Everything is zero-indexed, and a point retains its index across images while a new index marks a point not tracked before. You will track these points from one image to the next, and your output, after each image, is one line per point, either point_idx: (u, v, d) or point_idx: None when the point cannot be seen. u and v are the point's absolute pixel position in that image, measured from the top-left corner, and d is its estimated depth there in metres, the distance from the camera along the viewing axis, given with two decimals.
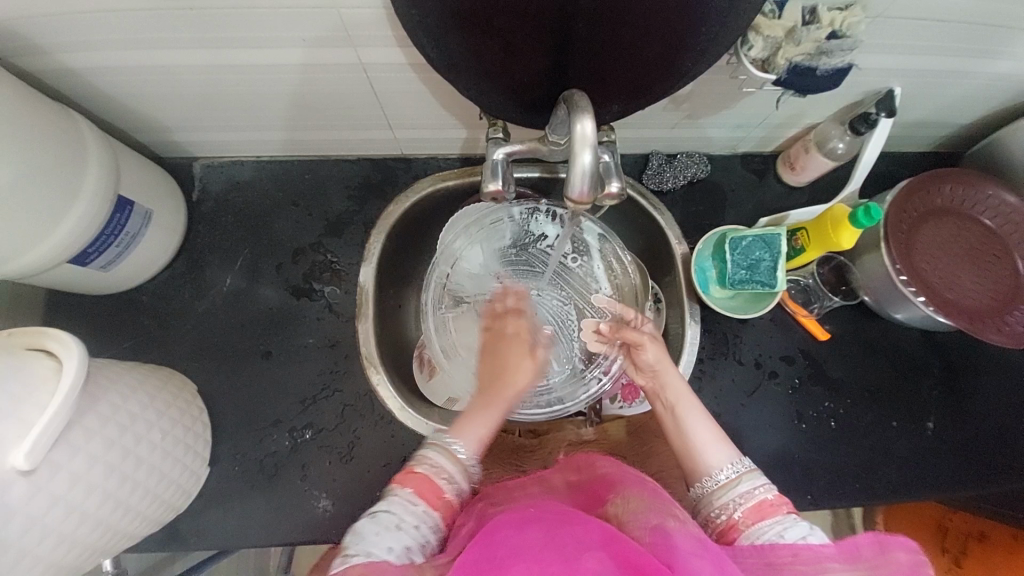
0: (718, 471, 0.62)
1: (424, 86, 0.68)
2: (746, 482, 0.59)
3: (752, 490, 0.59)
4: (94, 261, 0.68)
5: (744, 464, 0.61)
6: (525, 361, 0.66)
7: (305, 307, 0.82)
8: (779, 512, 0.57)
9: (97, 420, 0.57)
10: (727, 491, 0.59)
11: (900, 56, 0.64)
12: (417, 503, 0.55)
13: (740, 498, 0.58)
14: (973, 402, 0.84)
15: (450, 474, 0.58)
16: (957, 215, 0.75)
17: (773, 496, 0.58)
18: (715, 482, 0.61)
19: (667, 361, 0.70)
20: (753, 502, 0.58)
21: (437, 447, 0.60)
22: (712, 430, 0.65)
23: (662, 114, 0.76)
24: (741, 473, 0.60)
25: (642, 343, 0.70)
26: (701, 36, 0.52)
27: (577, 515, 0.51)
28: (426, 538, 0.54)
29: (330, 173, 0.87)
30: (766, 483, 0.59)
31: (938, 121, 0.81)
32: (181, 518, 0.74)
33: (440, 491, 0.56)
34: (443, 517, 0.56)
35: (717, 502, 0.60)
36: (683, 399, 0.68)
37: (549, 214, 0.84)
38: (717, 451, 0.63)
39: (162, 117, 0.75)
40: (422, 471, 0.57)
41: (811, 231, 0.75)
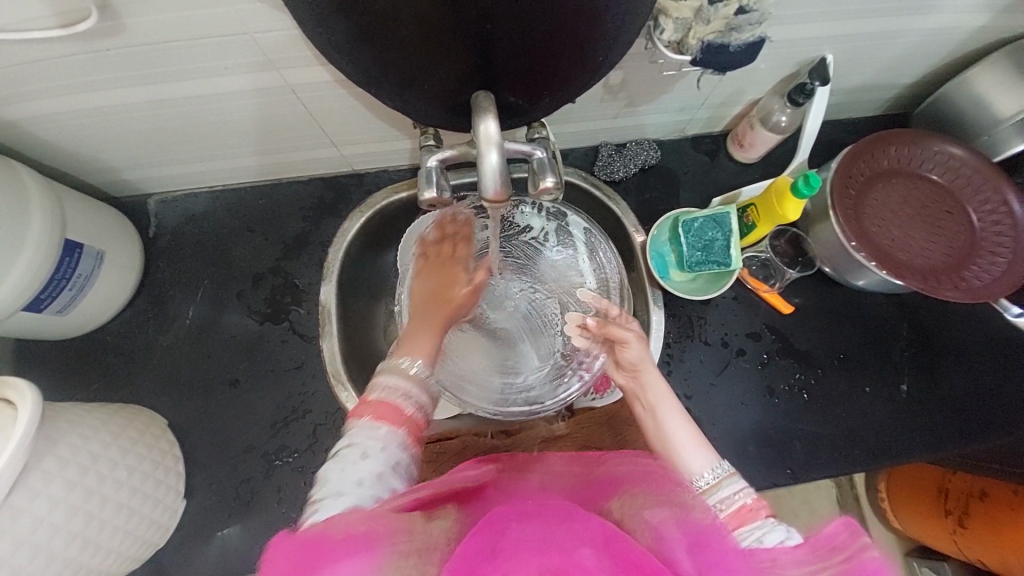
0: (700, 475, 0.61)
1: (358, 101, 0.69)
2: (726, 487, 0.59)
3: (732, 495, 0.58)
4: (49, 307, 0.68)
5: (724, 468, 0.61)
6: (467, 278, 0.72)
7: (269, 331, 0.82)
8: (760, 517, 0.56)
9: (57, 463, 0.57)
10: (710, 495, 0.59)
11: (824, 23, 0.64)
12: (379, 426, 0.56)
13: (723, 504, 0.58)
14: (947, 360, 0.83)
15: (408, 392, 0.59)
16: (904, 175, 0.75)
17: (753, 501, 0.57)
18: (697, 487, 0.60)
19: (650, 360, 0.69)
20: (733, 508, 0.57)
21: (392, 370, 0.61)
22: (691, 433, 0.65)
23: (601, 105, 0.76)
24: (722, 479, 0.60)
25: (626, 341, 0.68)
26: (608, 26, 0.53)
27: (575, 508, 0.48)
28: (398, 458, 0.56)
29: (284, 196, 0.88)
30: (744, 488, 0.59)
31: (880, 84, 0.81)
32: (162, 552, 0.74)
33: (401, 412, 0.58)
34: (407, 433, 0.58)
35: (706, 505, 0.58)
36: (664, 398, 0.67)
37: (534, 207, 0.84)
38: (696, 455, 0.63)
39: (107, 158, 0.76)
40: (378, 397, 0.58)
41: (760, 206, 0.75)
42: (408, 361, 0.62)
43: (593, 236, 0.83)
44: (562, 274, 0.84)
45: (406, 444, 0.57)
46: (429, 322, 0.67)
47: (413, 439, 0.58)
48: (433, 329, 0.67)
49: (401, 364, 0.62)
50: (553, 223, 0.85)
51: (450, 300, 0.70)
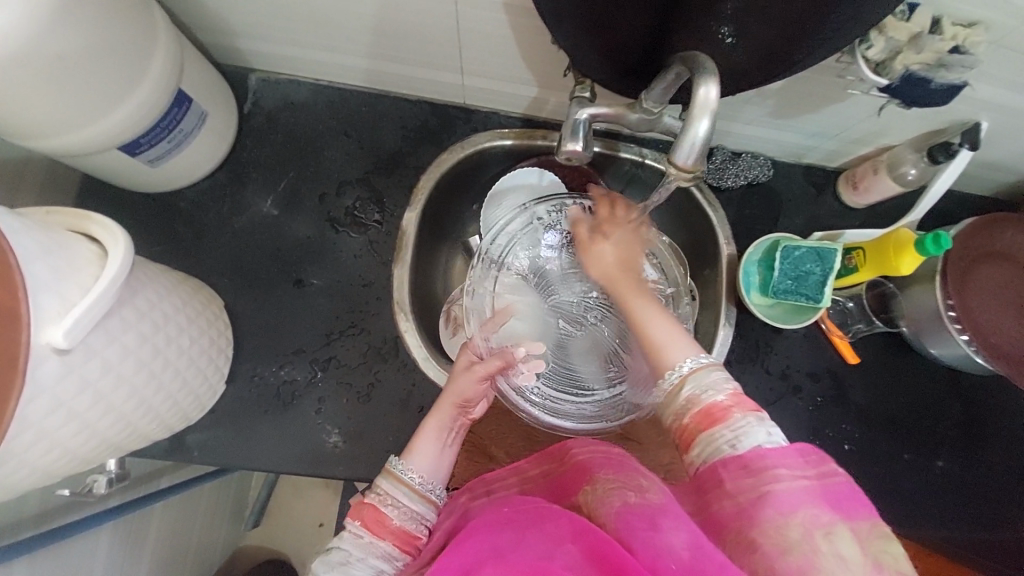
0: (683, 362, 0.55)
1: (512, 33, 0.65)
2: (693, 383, 0.54)
3: (702, 391, 0.53)
4: (144, 153, 0.66)
5: (702, 359, 0.55)
6: (472, 374, 0.66)
7: (343, 241, 0.80)
8: (732, 416, 0.50)
9: (133, 314, 0.55)
10: (690, 382, 0.54)
11: (1004, 88, 0.62)
12: (370, 541, 0.56)
13: (693, 399, 0.53)
14: (990, 449, 0.83)
15: (394, 498, 0.59)
16: (1014, 261, 0.74)
17: (727, 399, 0.52)
18: (677, 374, 0.55)
19: (623, 255, 0.66)
20: (702, 407, 0.52)
21: (394, 478, 0.60)
22: (672, 326, 0.59)
23: (744, 106, 0.73)
24: (689, 371, 0.54)
25: (588, 242, 0.67)
26: (826, 26, 0.49)
27: (548, 509, 0.48)
28: (386, 567, 0.56)
29: (386, 111, 0.84)
30: (721, 383, 0.53)
31: (1015, 166, 0.79)
32: (191, 430, 0.74)
33: (387, 521, 0.57)
34: (395, 544, 0.57)
35: (682, 397, 0.54)
36: (637, 291, 0.62)
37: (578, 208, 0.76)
38: (679, 345, 0.57)
39: (228, 18, 0.71)
40: (390, 513, 0.58)
41: (869, 252, 0.74)
42: (413, 473, 0.61)
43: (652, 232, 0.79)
44: None
45: (396, 555, 0.56)
46: (438, 422, 0.65)
47: (401, 549, 0.57)
48: (443, 431, 0.65)
49: (403, 471, 0.61)
50: None
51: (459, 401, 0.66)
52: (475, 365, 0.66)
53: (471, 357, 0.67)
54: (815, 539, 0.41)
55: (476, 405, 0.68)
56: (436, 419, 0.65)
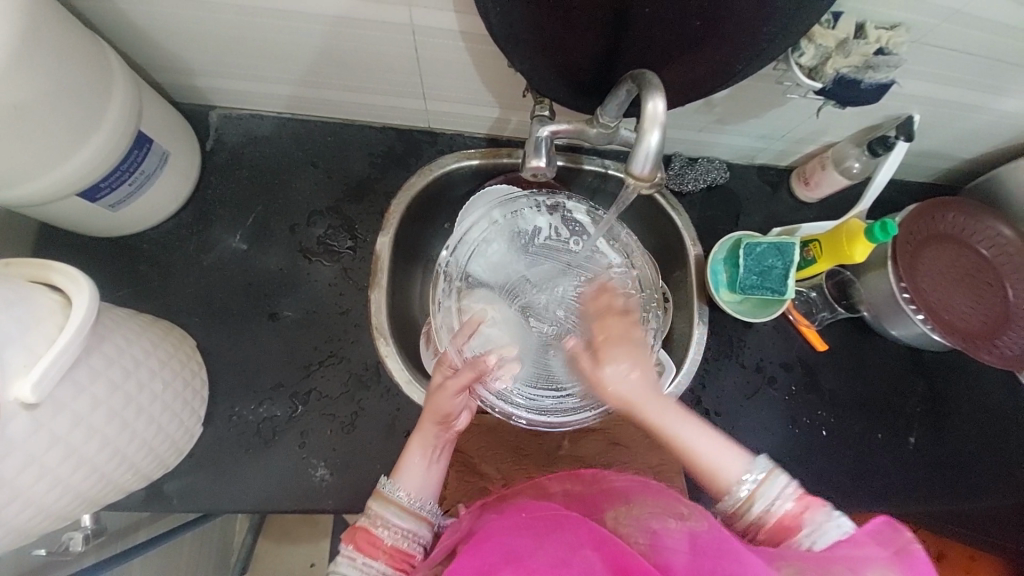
0: (743, 480, 0.55)
1: (470, 58, 0.68)
2: (767, 490, 0.54)
3: (773, 503, 0.53)
4: (104, 198, 0.65)
5: (762, 467, 0.55)
6: (452, 394, 0.64)
7: (316, 270, 0.80)
8: (805, 521, 0.52)
9: (102, 362, 0.54)
10: (758, 498, 0.54)
11: (926, 84, 0.68)
12: (365, 563, 0.57)
13: (763, 516, 0.53)
14: (955, 421, 0.87)
15: (387, 518, 0.60)
16: (955, 243, 0.79)
17: (795, 505, 0.53)
18: (743, 493, 0.54)
19: (632, 368, 0.58)
20: (775, 518, 0.53)
21: (384, 501, 0.61)
22: (710, 436, 0.57)
23: (695, 116, 0.77)
24: (763, 480, 0.54)
25: (597, 374, 0.59)
26: (762, 36, 0.53)
27: (565, 516, 0.49)
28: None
29: (352, 139, 0.85)
30: (787, 488, 0.54)
31: (947, 153, 0.85)
32: (169, 477, 0.71)
33: (379, 543, 0.58)
34: (387, 564, 0.58)
35: (751, 517, 0.54)
36: (663, 418, 0.57)
37: (535, 205, 0.82)
38: (729, 459, 0.56)
39: (187, 58, 0.71)
40: (381, 535, 0.59)
41: (824, 244, 0.78)
42: (402, 491, 0.61)
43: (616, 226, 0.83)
44: (588, 258, 0.83)
45: (389, 573, 0.58)
46: (421, 441, 0.65)
47: (396, 567, 0.58)
48: (428, 449, 0.65)
49: (391, 493, 0.61)
50: (557, 216, 0.83)
51: (445, 418, 0.65)
52: (448, 380, 0.65)
53: (446, 372, 0.66)
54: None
55: (458, 417, 0.67)
56: (419, 440, 0.64)
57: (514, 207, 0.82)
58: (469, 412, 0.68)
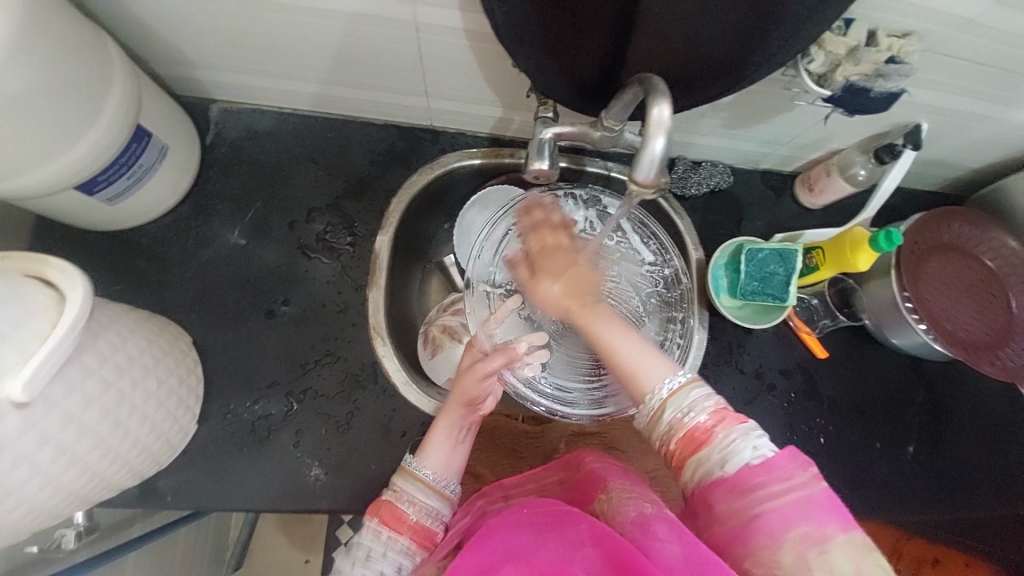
0: (660, 385, 0.53)
1: (474, 56, 0.67)
2: (685, 398, 0.51)
3: (687, 414, 0.51)
4: (100, 192, 0.64)
5: (683, 377, 0.53)
6: (482, 377, 0.65)
7: (314, 268, 0.79)
8: (716, 436, 0.49)
9: (95, 360, 0.53)
10: (672, 406, 0.52)
11: (936, 92, 0.67)
12: (389, 537, 0.58)
13: (676, 425, 0.51)
14: (954, 431, 0.87)
15: (412, 494, 0.61)
16: (960, 252, 0.78)
17: (709, 419, 0.50)
18: (658, 399, 0.53)
19: (558, 276, 0.60)
20: (685, 431, 0.51)
21: (409, 477, 0.62)
22: (640, 341, 0.57)
23: (700, 119, 0.76)
24: (685, 382, 0.53)
25: (532, 281, 0.62)
26: (772, 41, 0.52)
27: (567, 513, 0.49)
28: (404, 562, 0.57)
29: (353, 136, 0.84)
30: (705, 399, 0.51)
31: (954, 162, 0.84)
32: (162, 474, 0.71)
33: (404, 517, 0.59)
34: (411, 539, 0.58)
35: (662, 428, 0.52)
36: (596, 321, 0.58)
37: (573, 199, 0.80)
38: (655, 366, 0.55)
39: (187, 50, 0.70)
40: (406, 510, 0.59)
41: (827, 251, 0.78)
42: (427, 470, 0.62)
43: (650, 226, 0.82)
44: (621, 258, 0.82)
45: (413, 551, 0.58)
46: (446, 421, 0.66)
47: (420, 545, 0.59)
48: (454, 430, 0.66)
49: (418, 470, 0.62)
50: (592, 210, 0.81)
51: (473, 399, 0.66)
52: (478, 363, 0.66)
53: (474, 356, 0.68)
54: (811, 556, 0.43)
55: (484, 402, 0.67)
56: (445, 419, 0.65)
57: (551, 198, 0.80)
58: (495, 398, 0.69)
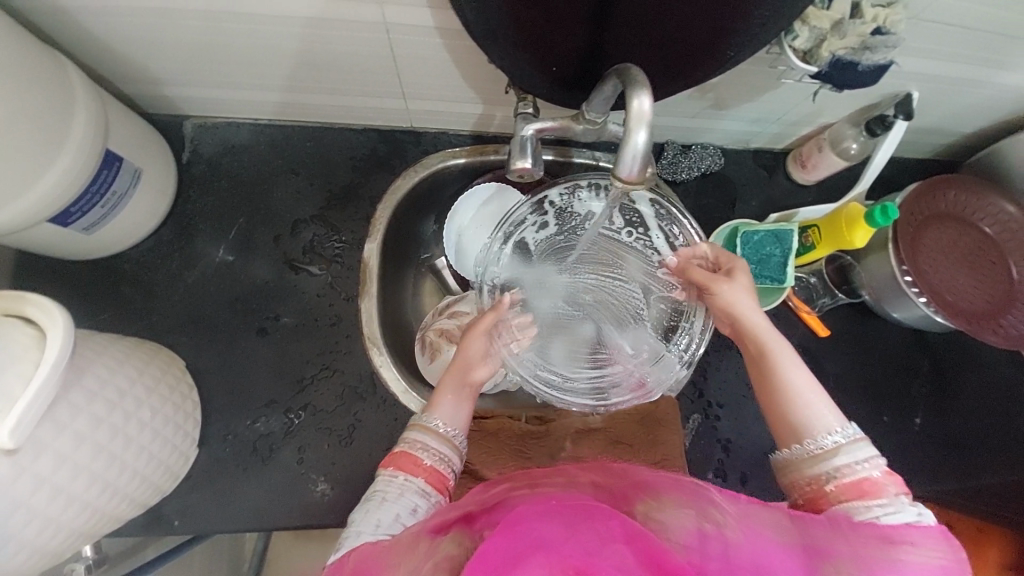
0: (826, 433, 0.55)
1: (448, 54, 0.65)
2: (851, 453, 0.53)
3: (857, 463, 0.52)
4: (76, 223, 0.63)
5: (854, 433, 0.54)
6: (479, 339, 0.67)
7: (304, 281, 0.78)
8: (885, 492, 0.51)
9: (83, 397, 0.52)
10: (846, 453, 0.53)
11: (925, 60, 0.65)
12: (405, 480, 0.58)
13: (841, 473, 0.52)
14: (960, 400, 0.86)
15: (425, 443, 0.60)
16: (959, 220, 0.76)
17: (881, 474, 0.52)
18: (820, 446, 0.54)
19: (750, 294, 0.64)
20: (853, 477, 0.52)
21: (421, 428, 0.62)
22: (809, 379, 0.59)
23: (686, 103, 0.74)
24: (850, 441, 0.53)
25: (712, 281, 0.64)
26: (753, 22, 0.50)
27: (595, 506, 0.42)
28: (420, 503, 0.57)
29: (334, 143, 0.82)
30: (874, 457, 0.53)
31: (948, 129, 0.82)
32: (166, 500, 0.70)
33: (420, 462, 0.59)
34: (426, 481, 0.58)
35: (821, 470, 0.53)
36: (779, 352, 0.60)
37: (593, 188, 0.71)
38: (823, 414, 0.56)
39: (153, 68, 0.68)
40: (422, 456, 0.59)
41: (823, 229, 0.76)
42: (437, 420, 0.62)
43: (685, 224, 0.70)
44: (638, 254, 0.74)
45: (430, 492, 0.58)
46: (452, 379, 0.66)
47: (434, 487, 0.58)
48: (461, 387, 0.66)
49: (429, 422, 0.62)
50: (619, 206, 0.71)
51: (478, 359, 0.67)
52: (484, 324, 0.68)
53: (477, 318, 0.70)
54: None
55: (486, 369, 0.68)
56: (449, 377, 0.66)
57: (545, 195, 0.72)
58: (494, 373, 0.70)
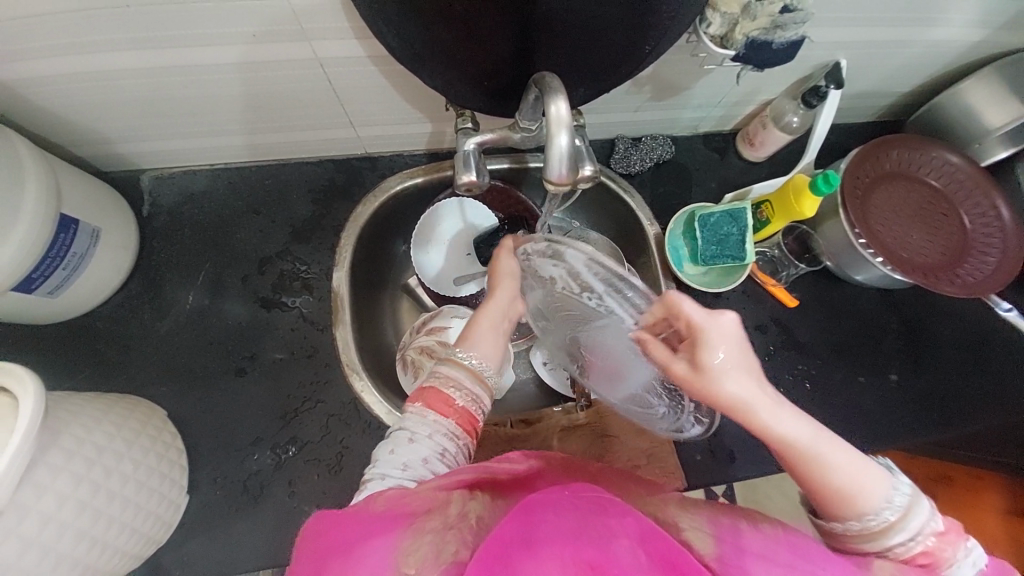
0: (878, 508, 0.46)
1: (386, 80, 0.67)
2: (902, 531, 0.45)
3: (913, 541, 0.44)
4: (40, 287, 0.63)
5: (902, 500, 0.45)
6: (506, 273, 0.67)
7: (277, 317, 0.79)
8: (949, 557, 0.44)
9: (61, 456, 0.53)
10: (901, 530, 0.45)
11: (845, 28, 0.67)
12: (436, 419, 0.54)
13: (900, 549, 0.45)
14: (934, 352, 0.88)
15: (460, 382, 0.57)
16: (905, 178, 0.79)
17: (937, 541, 0.44)
18: (873, 524, 0.45)
19: (727, 372, 0.48)
20: (909, 554, 0.44)
21: (455, 365, 0.58)
22: (839, 458, 0.47)
23: (626, 98, 0.76)
24: (898, 515, 0.45)
25: (672, 369, 0.51)
26: (662, 15, 0.53)
27: (610, 502, 0.43)
28: (448, 446, 0.53)
29: (291, 178, 0.84)
30: (930, 521, 0.45)
31: (884, 91, 0.84)
32: (162, 550, 0.71)
33: (452, 400, 0.55)
34: (458, 423, 0.55)
35: (876, 546, 0.45)
36: (781, 437, 0.48)
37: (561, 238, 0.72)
38: (860, 491, 0.46)
39: (101, 128, 0.70)
40: (454, 394, 0.56)
41: (775, 203, 0.78)
42: (471, 357, 0.59)
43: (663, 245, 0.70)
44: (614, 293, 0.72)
45: (459, 435, 0.54)
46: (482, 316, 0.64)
47: (464, 429, 0.55)
48: (495, 322, 0.64)
49: (462, 357, 0.59)
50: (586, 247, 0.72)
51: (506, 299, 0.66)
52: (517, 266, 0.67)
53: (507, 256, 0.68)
54: None
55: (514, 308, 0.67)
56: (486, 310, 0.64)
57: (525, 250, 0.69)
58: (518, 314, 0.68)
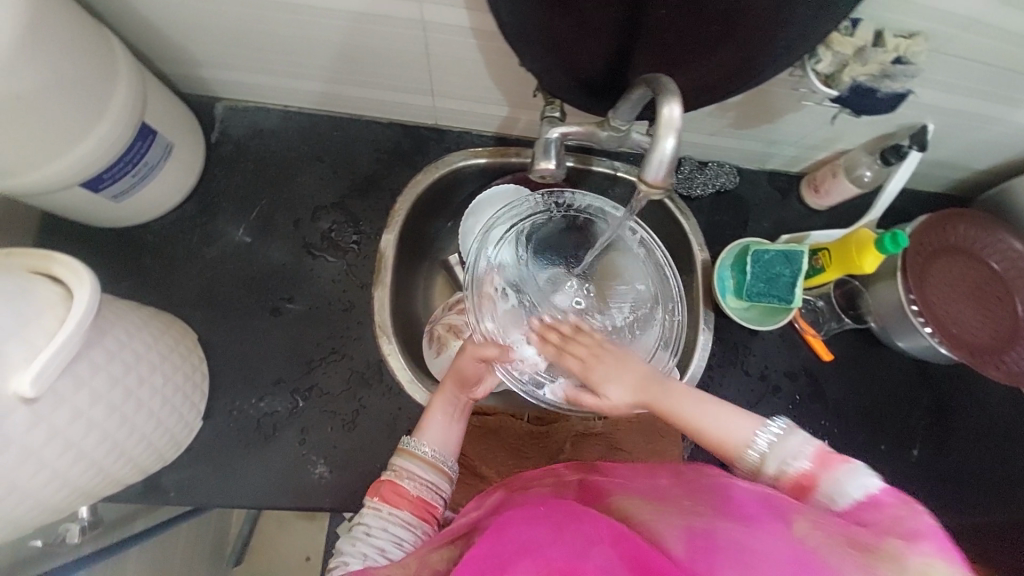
0: (756, 438, 0.53)
1: (481, 55, 0.67)
2: (775, 456, 0.51)
3: (788, 462, 0.50)
4: (107, 188, 0.64)
5: (775, 432, 0.52)
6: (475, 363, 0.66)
7: (320, 266, 0.79)
8: (823, 477, 0.48)
9: (103, 355, 0.53)
10: (773, 457, 0.51)
11: (944, 93, 0.66)
12: (389, 513, 0.59)
13: (779, 475, 0.50)
14: (958, 433, 0.87)
15: (421, 477, 0.62)
16: (966, 254, 0.78)
17: (813, 464, 0.49)
18: (759, 452, 0.52)
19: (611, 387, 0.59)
20: (790, 477, 0.50)
21: (408, 456, 0.63)
22: (719, 412, 0.55)
23: (707, 119, 0.76)
24: (774, 443, 0.51)
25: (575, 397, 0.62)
26: (778, 42, 0.52)
27: (584, 509, 0.47)
28: (405, 537, 0.58)
29: (359, 134, 0.84)
30: (802, 447, 0.50)
31: (961, 164, 0.84)
32: (166, 470, 0.71)
33: (406, 494, 0.60)
34: (412, 514, 0.60)
35: (770, 473, 0.51)
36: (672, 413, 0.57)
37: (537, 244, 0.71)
38: (740, 430, 0.54)
39: (193, 48, 0.70)
40: (407, 486, 0.61)
41: (834, 253, 0.77)
42: (425, 447, 0.63)
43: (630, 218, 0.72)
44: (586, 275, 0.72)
45: (415, 524, 0.59)
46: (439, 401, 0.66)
47: (419, 518, 0.60)
48: (449, 409, 0.67)
49: (417, 451, 0.63)
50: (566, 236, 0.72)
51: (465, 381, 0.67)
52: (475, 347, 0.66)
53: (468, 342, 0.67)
54: None
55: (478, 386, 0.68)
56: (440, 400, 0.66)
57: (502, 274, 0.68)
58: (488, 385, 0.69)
